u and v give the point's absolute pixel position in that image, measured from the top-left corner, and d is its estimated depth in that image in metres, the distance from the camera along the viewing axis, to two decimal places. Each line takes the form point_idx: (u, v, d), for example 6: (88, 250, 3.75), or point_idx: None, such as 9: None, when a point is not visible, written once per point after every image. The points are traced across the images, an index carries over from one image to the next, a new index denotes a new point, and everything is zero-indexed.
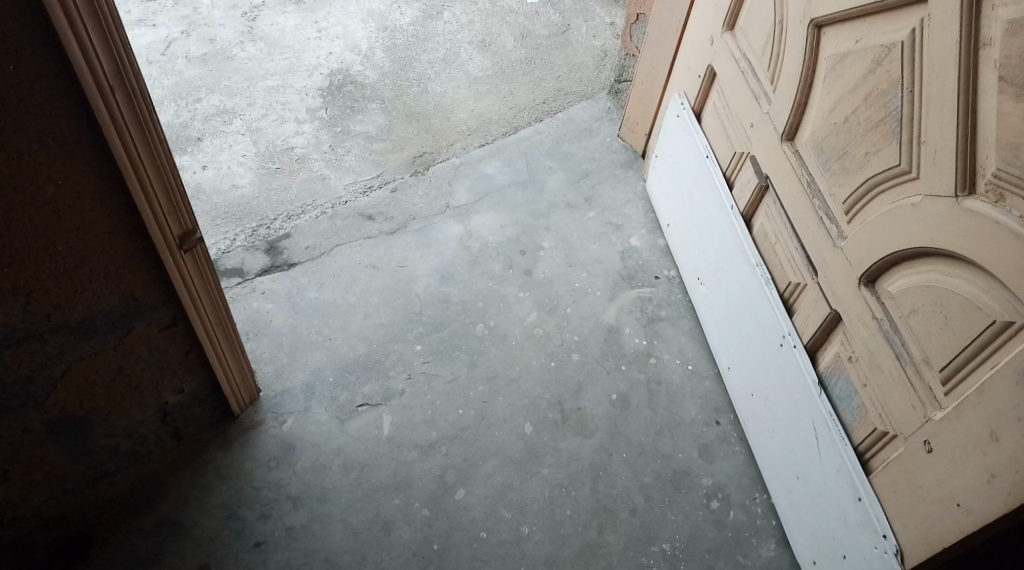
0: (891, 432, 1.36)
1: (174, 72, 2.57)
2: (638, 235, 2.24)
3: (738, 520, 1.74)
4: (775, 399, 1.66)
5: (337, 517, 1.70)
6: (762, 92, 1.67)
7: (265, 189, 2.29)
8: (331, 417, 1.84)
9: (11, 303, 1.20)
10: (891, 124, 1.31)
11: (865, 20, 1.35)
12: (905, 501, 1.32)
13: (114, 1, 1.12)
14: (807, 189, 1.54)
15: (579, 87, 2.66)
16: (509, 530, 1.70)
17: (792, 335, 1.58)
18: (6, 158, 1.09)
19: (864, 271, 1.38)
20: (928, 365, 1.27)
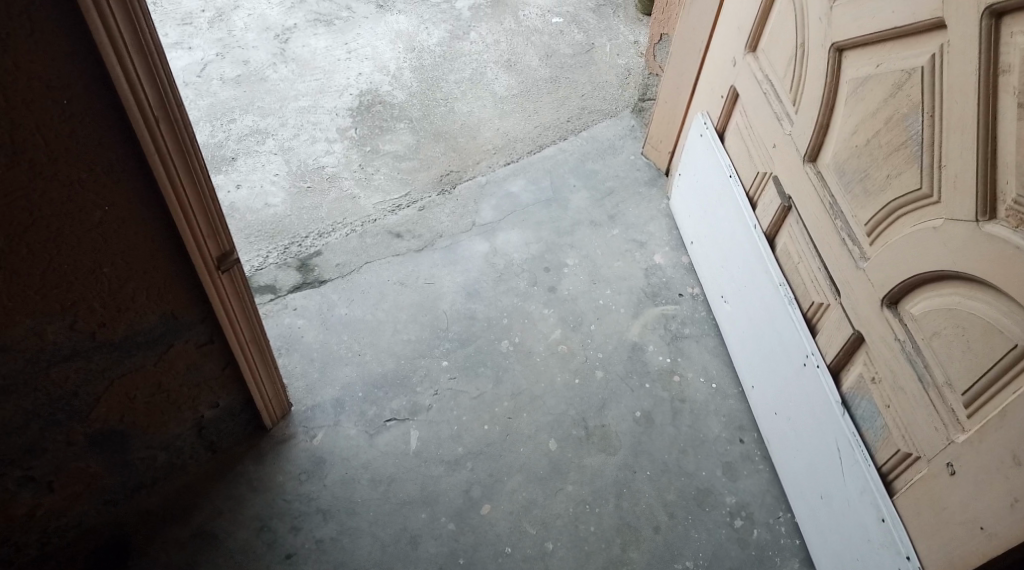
0: (913, 453, 1.36)
1: (209, 93, 2.64)
2: (661, 253, 2.27)
3: (761, 539, 1.75)
4: (799, 418, 1.67)
5: (365, 531, 1.73)
6: (784, 114, 1.69)
7: (296, 207, 2.34)
8: (359, 431, 1.88)
9: (58, 323, 1.26)
10: (912, 147, 1.33)
11: (886, 46, 1.37)
12: (928, 522, 1.33)
13: (159, 35, 1.17)
14: (829, 210, 1.55)
15: (604, 105, 2.69)
16: (534, 546, 1.73)
17: (815, 355, 1.60)
18: (57, 186, 1.15)
19: (887, 293, 1.39)
20: (951, 388, 1.28)
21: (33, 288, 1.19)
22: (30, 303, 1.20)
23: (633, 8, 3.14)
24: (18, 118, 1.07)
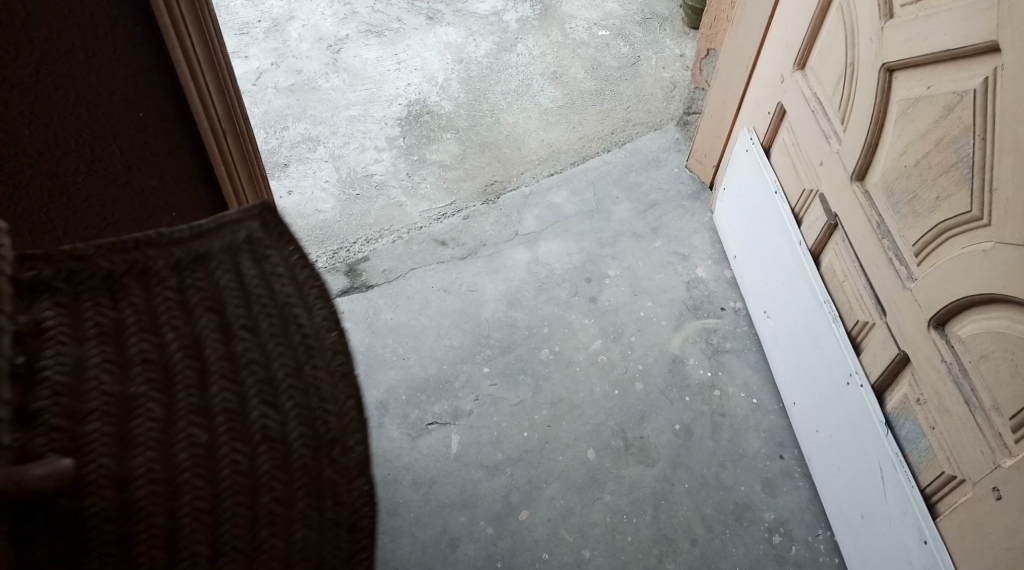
0: (958, 475, 1.36)
1: (263, 102, 2.72)
2: (703, 266, 2.28)
3: (799, 555, 1.75)
4: (841, 436, 1.67)
5: (406, 532, 1.77)
6: (832, 132, 1.69)
7: (345, 214, 2.40)
8: (402, 434, 1.92)
9: None
10: (962, 170, 1.33)
11: (937, 68, 1.38)
12: (972, 546, 1.33)
13: (229, 54, 1.24)
14: (876, 229, 1.56)
15: (648, 117, 2.71)
16: (571, 553, 1.75)
17: (859, 373, 1.60)
18: (131, 193, 1.22)
19: (933, 314, 1.39)
20: (997, 411, 1.28)
21: None
22: None
23: (680, 21, 3.15)
24: (98, 129, 1.14)
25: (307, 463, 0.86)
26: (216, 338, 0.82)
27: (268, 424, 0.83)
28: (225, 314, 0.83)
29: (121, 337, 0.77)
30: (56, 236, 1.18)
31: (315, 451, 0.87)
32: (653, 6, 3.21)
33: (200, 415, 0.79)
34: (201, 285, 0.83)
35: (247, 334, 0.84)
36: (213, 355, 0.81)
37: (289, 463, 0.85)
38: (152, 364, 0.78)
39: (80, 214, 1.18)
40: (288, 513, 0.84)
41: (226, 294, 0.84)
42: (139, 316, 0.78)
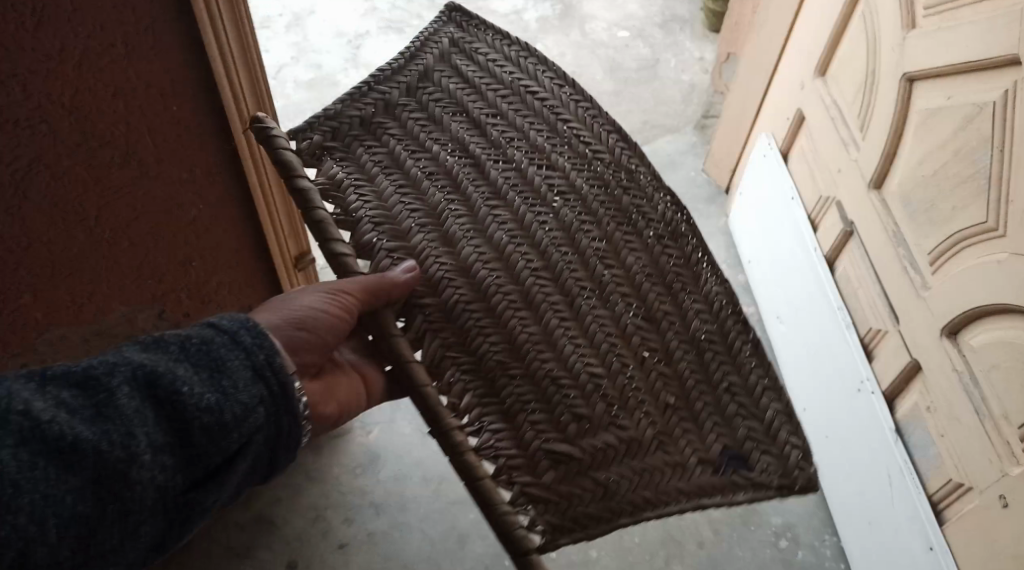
0: (966, 483, 1.37)
1: (284, 96, 2.75)
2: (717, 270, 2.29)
3: (805, 560, 1.76)
4: (851, 442, 1.68)
5: (415, 527, 1.79)
6: (851, 140, 1.70)
7: None
8: (413, 430, 1.94)
9: (148, 312, 1.38)
10: (979, 181, 1.34)
11: (958, 78, 1.38)
12: (977, 553, 1.34)
13: (258, 49, 1.31)
14: (891, 238, 1.56)
15: (666, 120, 2.72)
16: (578, 552, 1.76)
17: (870, 381, 1.60)
18: (161, 185, 1.27)
19: (946, 322, 1.40)
20: (1006, 420, 1.28)
21: (129, 276, 1.32)
22: (126, 290, 1.33)
23: (701, 24, 3.15)
24: (134, 122, 1.18)
25: (557, 220, 1.21)
26: (450, 150, 1.20)
27: (528, 196, 1.21)
28: (445, 137, 1.21)
29: (397, 155, 1.16)
30: (88, 223, 1.21)
31: (569, 212, 1.22)
32: (674, 9, 3.22)
33: (467, 197, 1.17)
34: (437, 92, 1.24)
35: (467, 143, 1.21)
36: (451, 162, 1.19)
37: (537, 239, 1.18)
38: (402, 181, 1.14)
39: (112, 203, 1.23)
40: (564, 256, 1.18)
41: (459, 91, 1.25)
42: (404, 133, 1.19)
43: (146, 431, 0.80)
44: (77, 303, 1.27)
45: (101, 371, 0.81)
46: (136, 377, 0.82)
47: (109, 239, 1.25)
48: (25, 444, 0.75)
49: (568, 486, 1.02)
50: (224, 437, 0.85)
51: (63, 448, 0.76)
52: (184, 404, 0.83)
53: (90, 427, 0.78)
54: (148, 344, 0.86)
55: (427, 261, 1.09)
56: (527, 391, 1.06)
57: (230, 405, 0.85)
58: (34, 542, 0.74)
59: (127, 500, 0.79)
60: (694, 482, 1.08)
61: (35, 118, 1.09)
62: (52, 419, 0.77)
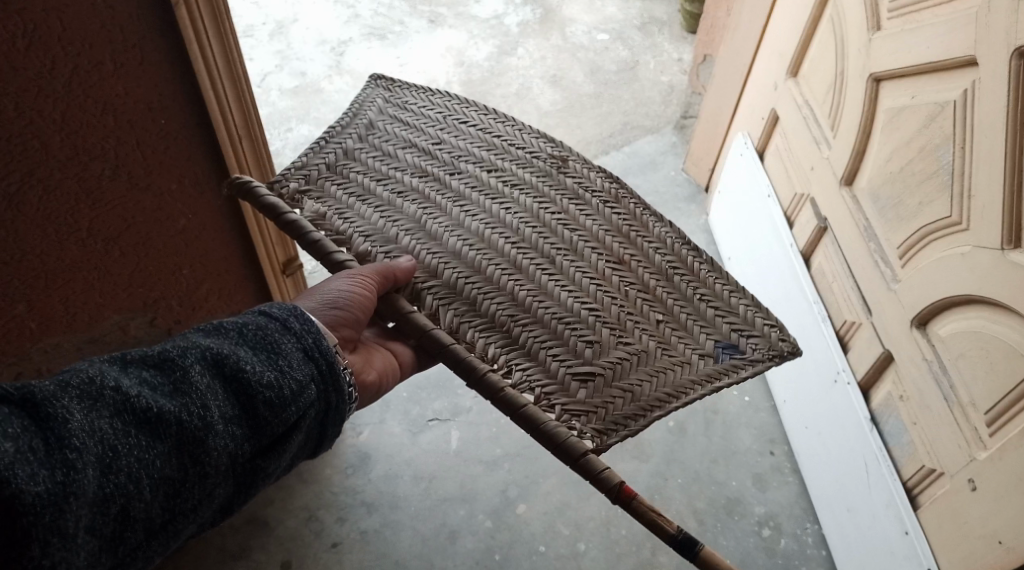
0: (937, 469, 1.42)
1: (268, 104, 2.77)
2: None
3: (788, 548, 1.81)
4: (829, 432, 1.73)
5: (407, 524, 1.82)
6: (822, 138, 1.75)
7: None
8: (403, 430, 1.97)
9: (140, 319, 1.41)
10: (943, 177, 1.39)
11: (921, 78, 1.43)
12: (949, 535, 1.38)
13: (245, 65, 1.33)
14: (862, 233, 1.61)
15: (646, 121, 2.77)
16: (567, 545, 1.80)
17: (846, 372, 1.65)
18: (151, 196, 1.30)
19: (915, 314, 1.45)
20: (974, 407, 1.34)
21: (120, 285, 1.35)
22: (118, 299, 1.36)
23: (678, 26, 3.21)
24: (123, 136, 1.22)
25: (523, 205, 1.31)
26: (411, 173, 1.31)
27: (489, 193, 1.31)
28: (404, 164, 1.32)
29: (366, 183, 1.28)
30: (80, 235, 1.25)
31: (534, 196, 1.33)
32: (652, 11, 3.27)
33: (438, 202, 1.28)
34: (381, 133, 1.35)
35: (423, 164, 1.32)
36: (414, 181, 1.30)
37: (507, 220, 1.28)
38: (378, 204, 1.26)
39: (103, 214, 1.26)
40: (536, 233, 1.28)
41: (400, 132, 1.36)
42: (368, 165, 1.30)
43: (218, 405, 0.94)
44: (70, 312, 1.31)
45: (176, 354, 0.94)
46: (206, 360, 0.95)
47: (100, 249, 1.29)
48: (118, 415, 0.88)
49: (599, 397, 1.12)
50: (284, 410, 0.98)
51: (150, 419, 0.89)
52: (249, 381, 0.96)
53: (171, 400, 0.91)
54: (212, 333, 0.99)
55: (419, 254, 1.21)
56: (535, 329, 1.17)
57: (286, 382, 0.98)
58: (131, 499, 0.87)
59: (206, 463, 0.92)
60: (700, 372, 1.17)
61: (26, 135, 1.12)
62: (139, 393, 0.89)
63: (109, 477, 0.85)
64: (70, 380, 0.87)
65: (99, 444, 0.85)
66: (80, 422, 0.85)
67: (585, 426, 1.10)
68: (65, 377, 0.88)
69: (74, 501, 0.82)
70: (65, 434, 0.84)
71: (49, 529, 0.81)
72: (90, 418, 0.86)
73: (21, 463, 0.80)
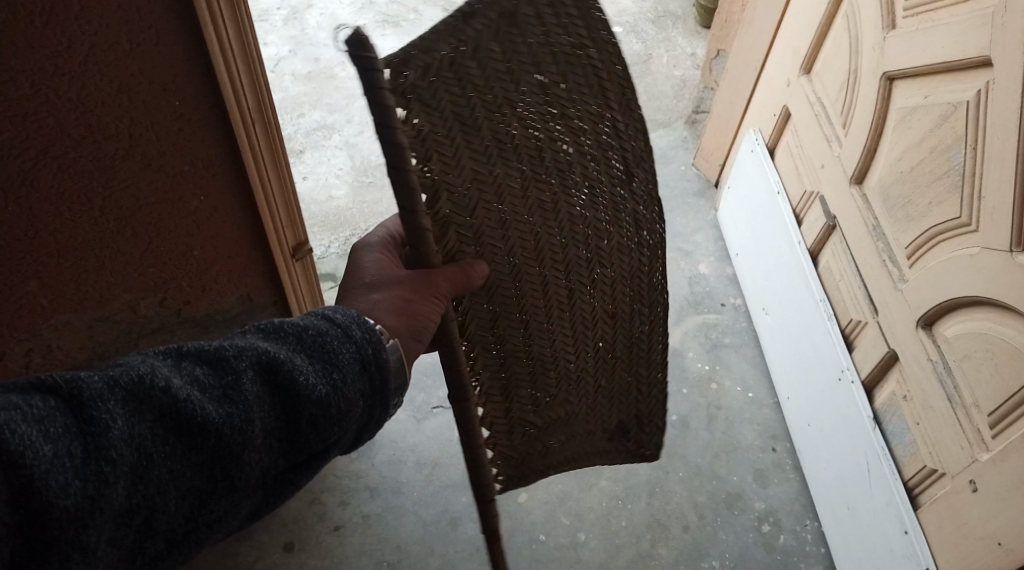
0: (939, 469, 1.42)
1: (281, 88, 2.78)
2: (706, 262, 2.33)
3: (787, 544, 1.82)
4: (832, 430, 1.73)
5: (409, 509, 1.84)
6: (834, 136, 1.75)
7: (358, 201, 2.48)
8: (408, 416, 1.98)
9: (151, 298, 1.44)
10: (953, 177, 1.39)
11: (936, 78, 1.43)
12: (948, 536, 1.39)
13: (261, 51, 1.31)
14: (871, 232, 1.61)
15: (657, 115, 2.76)
16: (566, 535, 1.81)
17: (850, 370, 1.66)
18: (163, 177, 1.31)
19: (922, 314, 1.45)
20: (978, 409, 1.34)
21: (131, 265, 1.37)
22: (128, 278, 1.38)
23: (692, 21, 3.19)
24: (136, 116, 1.22)
25: (602, 200, 1.13)
26: (522, 129, 1.03)
27: (578, 175, 1.10)
28: (517, 104, 1.01)
29: (473, 133, 0.98)
30: (93, 214, 1.27)
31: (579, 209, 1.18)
32: (667, 5, 3.26)
33: (530, 174, 1.05)
34: (494, 57, 0.98)
35: (529, 112, 1.03)
36: (518, 140, 1.03)
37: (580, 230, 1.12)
38: (476, 160, 0.99)
39: (116, 194, 1.28)
40: (578, 266, 1.14)
41: (522, 69, 1.01)
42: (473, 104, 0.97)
43: (262, 417, 0.86)
44: (82, 289, 1.34)
45: (231, 356, 0.86)
46: (260, 364, 0.87)
47: (112, 228, 1.30)
48: (161, 419, 0.81)
49: (526, 446, 1.19)
50: (327, 430, 0.91)
51: (193, 427, 0.82)
52: (299, 395, 0.88)
53: (219, 407, 0.84)
54: (272, 334, 0.91)
55: (489, 250, 1.03)
56: (524, 374, 1.14)
57: (338, 399, 0.90)
58: (156, 510, 0.81)
59: (237, 477, 0.85)
60: (599, 447, 1.29)
61: (42, 112, 1.14)
62: (188, 398, 0.82)
63: (140, 486, 0.80)
64: (120, 378, 0.80)
65: (136, 451, 0.79)
66: (122, 429, 0.78)
67: (504, 468, 1.18)
68: (117, 371, 0.81)
69: (101, 515, 0.77)
70: (104, 442, 0.77)
71: (72, 543, 0.76)
72: (133, 423, 0.79)
73: (55, 470, 0.75)
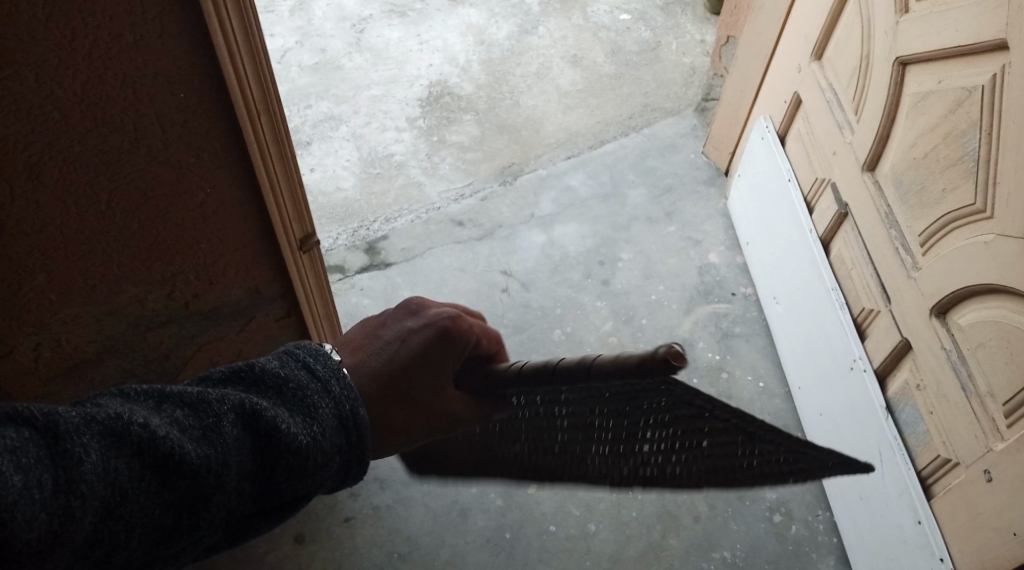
0: (953, 459, 1.41)
1: (288, 80, 2.77)
2: (716, 251, 2.32)
3: (799, 534, 1.80)
4: (843, 420, 1.72)
5: (419, 500, 1.84)
6: (846, 123, 1.73)
7: (366, 192, 2.47)
8: None
9: (158, 292, 1.43)
10: (968, 163, 1.37)
11: (950, 63, 1.41)
12: (963, 526, 1.38)
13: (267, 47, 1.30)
14: (885, 219, 1.59)
15: (666, 103, 2.74)
16: (577, 526, 1.81)
17: (863, 360, 1.64)
18: (169, 170, 1.30)
19: (936, 303, 1.43)
20: (993, 398, 1.32)
21: (139, 258, 1.37)
22: (136, 272, 1.38)
23: (702, 7, 3.16)
24: (142, 109, 1.22)
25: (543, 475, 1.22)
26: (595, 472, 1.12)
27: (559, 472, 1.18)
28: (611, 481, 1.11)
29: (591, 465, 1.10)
30: (99, 207, 1.27)
31: None
32: None
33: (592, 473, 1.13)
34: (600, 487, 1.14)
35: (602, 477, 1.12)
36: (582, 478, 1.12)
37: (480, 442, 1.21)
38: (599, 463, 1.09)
39: (121, 187, 1.27)
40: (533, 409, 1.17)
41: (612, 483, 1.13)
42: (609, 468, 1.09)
43: (238, 461, 0.85)
44: (89, 283, 1.34)
45: (213, 398, 0.85)
46: (241, 410, 0.86)
47: (118, 221, 1.30)
48: (139, 456, 0.79)
49: None
50: (299, 480, 0.90)
51: (170, 465, 0.80)
52: (278, 445, 0.87)
53: (198, 447, 0.82)
54: (249, 385, 0.90)
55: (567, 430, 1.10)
56: None
57: (316, 451, 0.89)
58: (117, 546, 0.79)
59: (202, 519, 0.84)
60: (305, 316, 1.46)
61: (47, 106, 1.14)
62: (167, 436, 0.80)
63: (108, 521, 0.77)
64: (98, 414, 0.78)
65: (110, 486, 0.77)
66: (96, 464, 0.76)
67: None
68: (93, 408, 0.79)
69: (61, 550, 0.74)
70: (77, 476, 0.75)
71: None
72: (109, 457, 0.77)
73: (25, 502, 0.71)
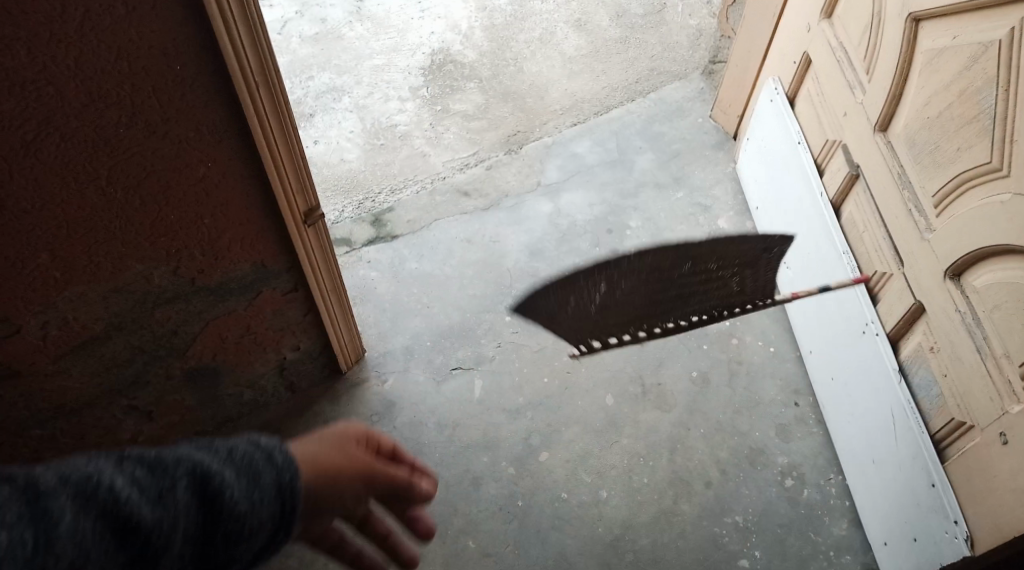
0: (967, 422, 1.40)
1: (288, 51, 2.74)
2: (725, 217, 2.30)
3: (811, 498, 1.80)
4: (855, 383, 1.71)
5: (431, 470, 1.84)
6: (857, 83, 1.70)
7: (371, 163, 2.45)
8: (427, 378, 1.98)
9: (163, 269, 1.42)
10: (984, 121, 1.34)
11: (964, 17, 1.37)
12: (977, 489, 1.37)
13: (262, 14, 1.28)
14: (897, 180, 1.57)
15: (673, 66, 2.70)
16: (589, 493, 1.81)
17: (875, 323, 1.62)
18: (169, 144, 1.28)
19: (950, 264, 1.41)
20: (1008, 359, 1.31)
21: (143, 235, 1.35)
22: (140, 249, 1.37)
23: None
24: (138, 82, 1.20)
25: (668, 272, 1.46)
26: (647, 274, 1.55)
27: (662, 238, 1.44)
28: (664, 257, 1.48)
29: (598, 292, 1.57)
30: (99, 184, 1.26)
31: None
32: None
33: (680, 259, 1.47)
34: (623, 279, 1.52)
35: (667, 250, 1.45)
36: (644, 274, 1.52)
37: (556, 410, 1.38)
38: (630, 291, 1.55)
39: (122, 163, 1.26)
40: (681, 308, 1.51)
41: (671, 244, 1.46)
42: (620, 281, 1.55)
43: (187, 526, 0.84)
44: (94, 261, 1.33)
45: (169, 461, 0.85)
46: (194, 475, 0.86)
47: (120, 197, 1.29)
48: (102, 517, 0.81)
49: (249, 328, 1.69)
50: (241, 546, 0.87)
51: (125, 531, 0.81)
52: (223, 510, 0.85)
53: (152, 511, 0.83)
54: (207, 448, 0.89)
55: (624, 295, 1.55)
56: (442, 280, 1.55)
57: (256, 520, 0.87)
58: None
59: None
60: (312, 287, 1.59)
61: (42, 81, 1.12)
62: (127, 501, 0.82)
63: None
64: (70, 475, 0.81)
65: (76, 550, 0.79)
66: (67, 527, 0.79)
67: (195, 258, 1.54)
68: (67, 467, 0.82)
69: None
70: (49, 537, 0.78)
71: None
72: (76, 521, 0.80)
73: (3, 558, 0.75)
